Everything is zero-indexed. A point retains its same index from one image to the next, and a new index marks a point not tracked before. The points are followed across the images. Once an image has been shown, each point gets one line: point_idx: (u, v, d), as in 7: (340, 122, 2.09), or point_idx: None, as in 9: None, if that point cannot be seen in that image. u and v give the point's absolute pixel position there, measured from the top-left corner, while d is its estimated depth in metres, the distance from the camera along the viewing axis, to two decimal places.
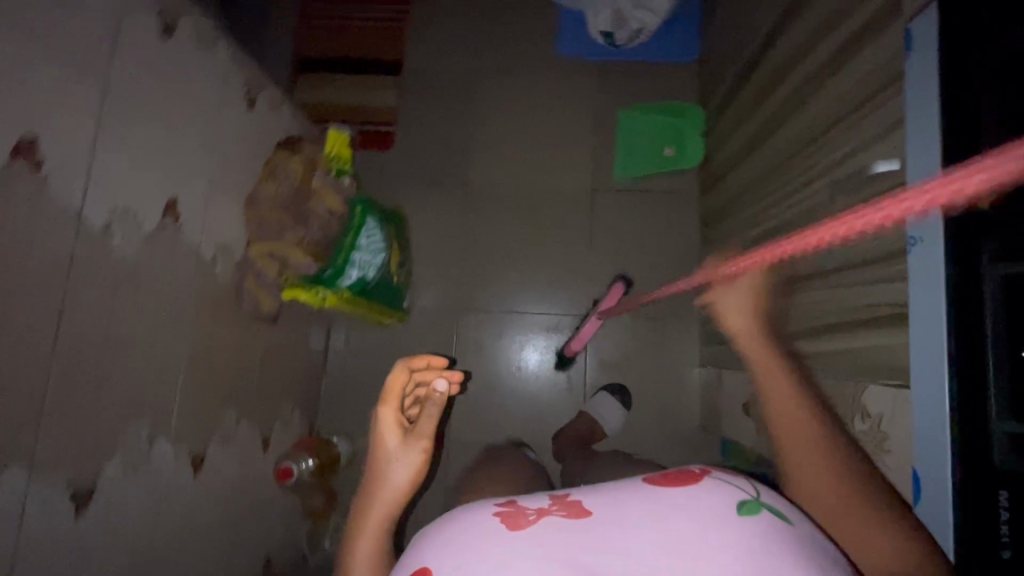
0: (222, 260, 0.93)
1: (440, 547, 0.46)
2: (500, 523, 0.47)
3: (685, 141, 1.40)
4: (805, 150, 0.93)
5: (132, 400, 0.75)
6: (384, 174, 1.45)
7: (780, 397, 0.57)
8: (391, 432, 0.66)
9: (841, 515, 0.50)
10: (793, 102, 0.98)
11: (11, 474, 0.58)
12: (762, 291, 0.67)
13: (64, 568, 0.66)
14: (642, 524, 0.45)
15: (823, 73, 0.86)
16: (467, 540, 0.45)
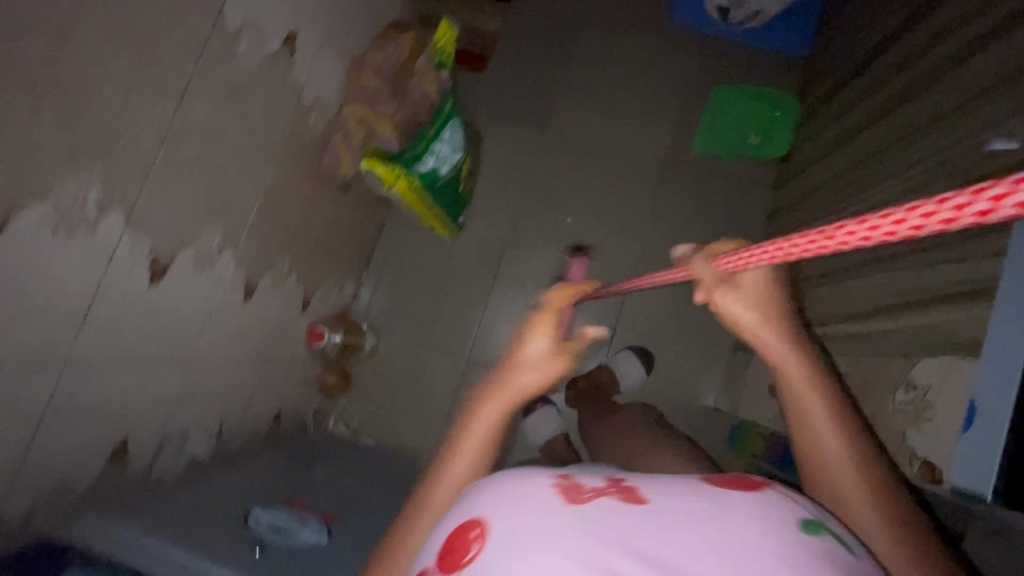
0: (318, 109, 0.96)
1: (494, 504, 0.42)
2: (555, 493, 0.42)
3: (774, 131, 1.40)
4: (904, 142, 0.91)
5: (215, 204, 0.79)
6: (470, 91, 1.47)
7: (811, 401, 0.53)
8: (539, 343, 0.58)
9: (840, 475, 0.52)
10: (902, 96, 0.97)
11: (113, 218, 0.63)
12: (773, 284, 0.56)
13: (129, 328, 0.71)
14: (698, 519, 0.40)
15: (945, 68, 0.86)
16: (518, 505, 0.41)
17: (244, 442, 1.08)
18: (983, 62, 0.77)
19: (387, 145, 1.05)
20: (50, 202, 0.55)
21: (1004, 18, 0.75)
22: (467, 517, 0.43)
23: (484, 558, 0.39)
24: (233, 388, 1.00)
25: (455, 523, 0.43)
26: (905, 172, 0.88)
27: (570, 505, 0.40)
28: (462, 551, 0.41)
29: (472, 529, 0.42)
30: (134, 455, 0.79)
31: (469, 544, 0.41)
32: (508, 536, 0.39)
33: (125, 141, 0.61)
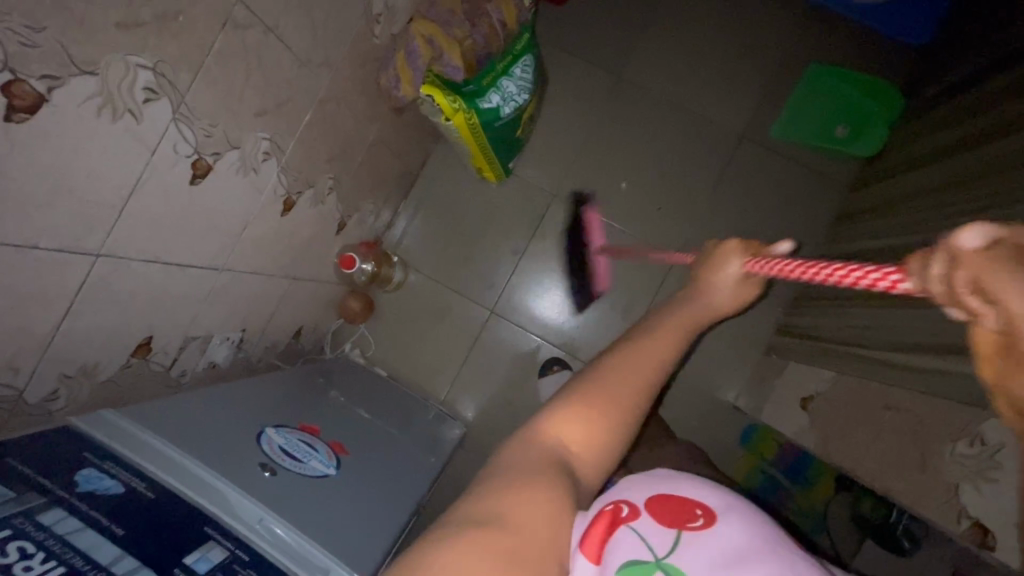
0: (385, 21, 0.88)
1: (746, 504, 0.45)
2: (801, 543, 0.47)
3: (865, 128, 1.28)
4: (1001, 171, 0.82)
5: (267, 108, 0.74)
6: (544, 26, 1.36)
7: None
8: (734, 273, 0.56)
9: None
10: (1014, 116, 0.85)
11: (161, 105, 0.58)
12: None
13: (166, 227, 0.68)
14: None
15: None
16: (775, 530, 0.45)
17: (261, 354, 1.08)
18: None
19: (452, 72, 0.96)
20: (98, 78, 0.50)
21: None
22: (696, 495, 0.44)
23: (719, 538, 0.41)
24: (260, 300, 0.98)
25: (680, 491, 0.45)
26: (998, 204, 0.79)
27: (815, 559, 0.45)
28: (685, 517, 0.43)
29: (699, 509, 0.43)
30: (156, 351, 0.78)
31: (696, 517, 0.42)
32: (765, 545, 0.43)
33: (184, 19, 0.55)
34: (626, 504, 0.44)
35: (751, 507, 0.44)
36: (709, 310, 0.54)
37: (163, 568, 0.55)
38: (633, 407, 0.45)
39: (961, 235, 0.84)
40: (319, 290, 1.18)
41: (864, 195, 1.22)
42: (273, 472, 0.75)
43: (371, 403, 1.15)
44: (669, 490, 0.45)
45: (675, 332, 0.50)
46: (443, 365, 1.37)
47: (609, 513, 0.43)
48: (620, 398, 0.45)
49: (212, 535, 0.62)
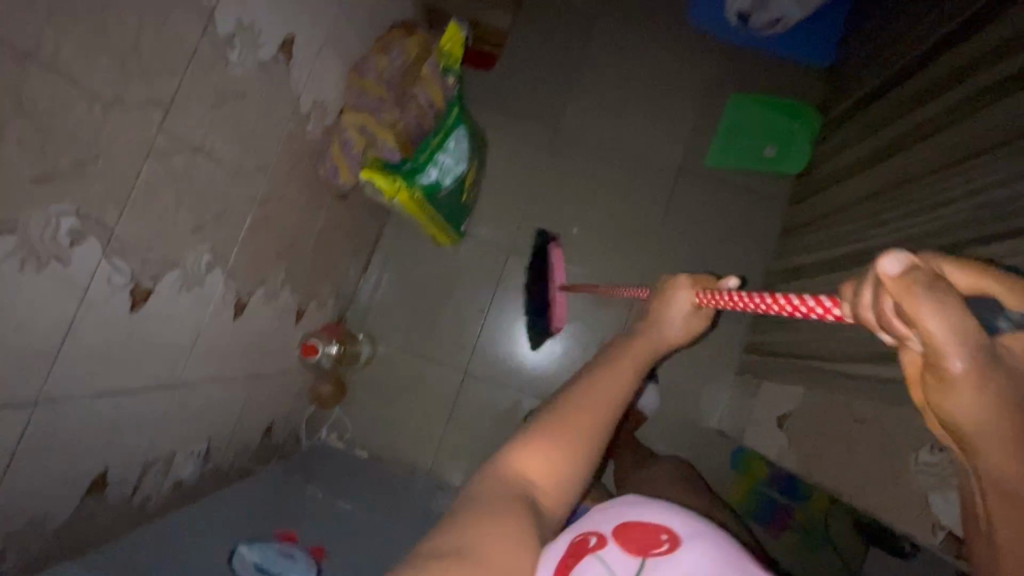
0: (315, 117, 0.90)
1: (707, 536, 0.51)
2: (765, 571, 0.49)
3: (791, 145, 1.35)
4: (927, 177, 0.86)
5: (203, 222, 0.74)
6: (477, 91, 1.42)
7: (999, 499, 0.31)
8: (680, 307, 0.63)
9: None
10: (929, 124, 0.91)
11: (88, 245, 0.58)
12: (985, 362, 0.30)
13: (108, 358, 0.66)
14: None
15: (990, 92, 0.80)
16: (739, 562, 0.49)
17: (233, 461, 1.04)
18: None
19: (388, 155, 0.98)
20: (18, 235, 0.50)
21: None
22: (666, 525, 0.52)
23: (672, 563, 0.48)
24: (222, 407, 0.95)
25: (648, 519, 0.53)
26: (932, 208, 0.83)
27: None
28: (648, 542, 0.50)
29: (662, 534, 0.51)
30: (112, 485, 0.75)
31: (657, 541, 0.50)
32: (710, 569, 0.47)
33: (103, 160, 0.56)
34: (596, 531, 0.53)
35: (713, 534, 0.51)
36: (655, 348, 0.59)
37: None
38: (595, 437, 0.49)
39: (902, 240, 0.88)
40: (285, 382, 1.15)
41: (801, 210, 1.28)
42: None
43: (351, 492, 1.11)
44: (637, 520, 0.53)
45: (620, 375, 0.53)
46: (425, 435, 1.35)
47: (578, 545, 0.52)
48: (576, 439, 0.48)
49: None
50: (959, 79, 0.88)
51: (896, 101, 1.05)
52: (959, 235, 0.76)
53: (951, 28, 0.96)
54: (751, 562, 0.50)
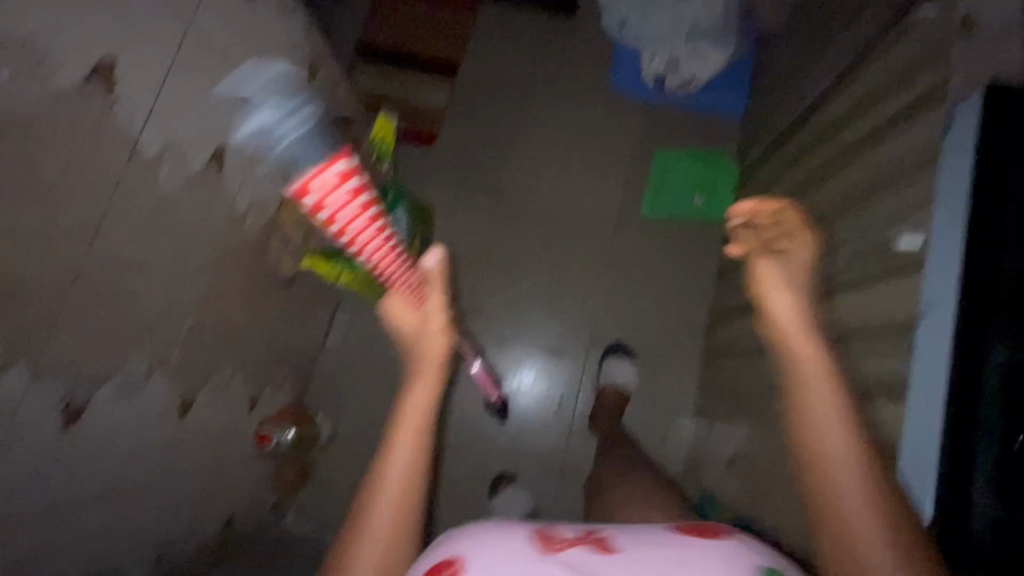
0: (253, 215, 0.96)
1: (475, 545, 0.51)
2: (534, 542, 0.52)
3: (716, 193, 1.45)
4: (829, 218, 0.93)
5: (140, 331, 0.77)
6: (422, 168, 1.51)
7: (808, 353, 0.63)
8: None
9: (837, 446, 0.57)
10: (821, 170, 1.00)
11: (17, 372, 0.59)
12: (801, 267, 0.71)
13: (44, 479, 0.66)
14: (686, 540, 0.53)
15: (860, 145, 0.89)
16: (497, 542, 0.51)
17: (190, 562, 1.02)
18: (891, 143, 0.79)
19: (327, 242, 1.03)
20: None
21: (912, 100, 0.76)
22: (445, 557, 0.51)
23: None
24: (175, 508, 0.95)
25: (434, 559, 0.52)
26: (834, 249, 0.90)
27: (542, 554, 0.50)
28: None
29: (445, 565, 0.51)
30: None
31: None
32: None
33: (29, 290, 0.59)
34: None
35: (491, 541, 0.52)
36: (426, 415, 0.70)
37: None
38: (416, 484, 0.65)
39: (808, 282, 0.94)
40: (247, 471, 1.15)
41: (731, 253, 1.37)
42: None
43: None
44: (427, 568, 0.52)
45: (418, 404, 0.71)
46: None
47: None
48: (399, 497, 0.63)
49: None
50: (835, 133, 0.98)
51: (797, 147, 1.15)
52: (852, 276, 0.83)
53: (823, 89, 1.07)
54: (516, 540, 0.52)
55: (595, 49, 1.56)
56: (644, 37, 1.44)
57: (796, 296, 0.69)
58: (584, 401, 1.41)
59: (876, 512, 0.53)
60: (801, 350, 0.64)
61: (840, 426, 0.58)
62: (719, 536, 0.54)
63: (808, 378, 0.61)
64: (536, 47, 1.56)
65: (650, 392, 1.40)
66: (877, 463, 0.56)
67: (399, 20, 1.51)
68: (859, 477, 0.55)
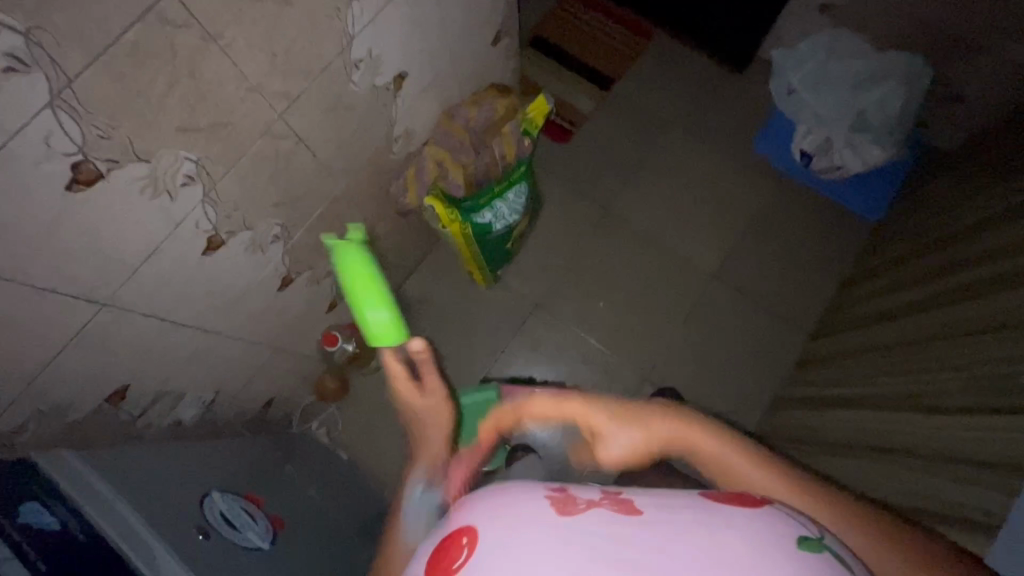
0: (402, 142, 1.03)
1: (495, 506, 0.46)
2: (551, 503, 0.45)
3: None
4: (929, 343, 0.90)
5: (284, 201, 0.85)
6: (547, 159, 1.56)
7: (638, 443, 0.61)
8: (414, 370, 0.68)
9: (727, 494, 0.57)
10: (944, 296, 0.95)
11: (194, 189, 0.68)
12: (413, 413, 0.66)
13: (172, 288, 0.75)
14: (743, 517, 0.45)
15: (999, 283, 0.84)
16: (518, 503, 0.46)
17: (228, 419, 1.10)
18: None
19: (454, 188, 1.10)
20: (149, 165, 0.61)
21: None
22: (466, 523, 0.45)
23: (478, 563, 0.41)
24: (239, 365, 1.03)
25: (445, 533, 0.46)
26: (927, 368, 0.86)
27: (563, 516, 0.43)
28: (450, 556, 0.44)
29: (462, 537, 0.45)
30: (129, 399, 0.82)
31: (458, 549, 0.44)
32: (505, 530, 0.43)
33: (230, 128, 0.67)
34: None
35: (528, 535, 0.42)
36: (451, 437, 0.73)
37: None
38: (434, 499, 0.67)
39: (889, 395, 0.91)
40: (301, 362, 1.23)
41: (815, 346, 1.31)
42: (207, 537, 0.70)
43: (323, 478, 1.13)
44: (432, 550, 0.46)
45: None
46: (408, 455, 1.38)
47: (451, 551, 0.44)
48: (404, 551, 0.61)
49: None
50: (984, 261, 0.91)
51: (922, 266, 1.10)
52: (951, 401, 0.77)
53: (982, 219, 1.00)
54: (546, 509, 0.44)
55: (750, 110, 1.58)
56: (804, 111, 1.40)
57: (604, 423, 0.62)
58: None
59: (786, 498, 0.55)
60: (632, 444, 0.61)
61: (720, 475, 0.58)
62: (756, 504, 0.48)
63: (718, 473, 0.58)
64: (690, 91, 1.60)
65: None
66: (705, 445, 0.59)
67: (572, 29, 1.63)
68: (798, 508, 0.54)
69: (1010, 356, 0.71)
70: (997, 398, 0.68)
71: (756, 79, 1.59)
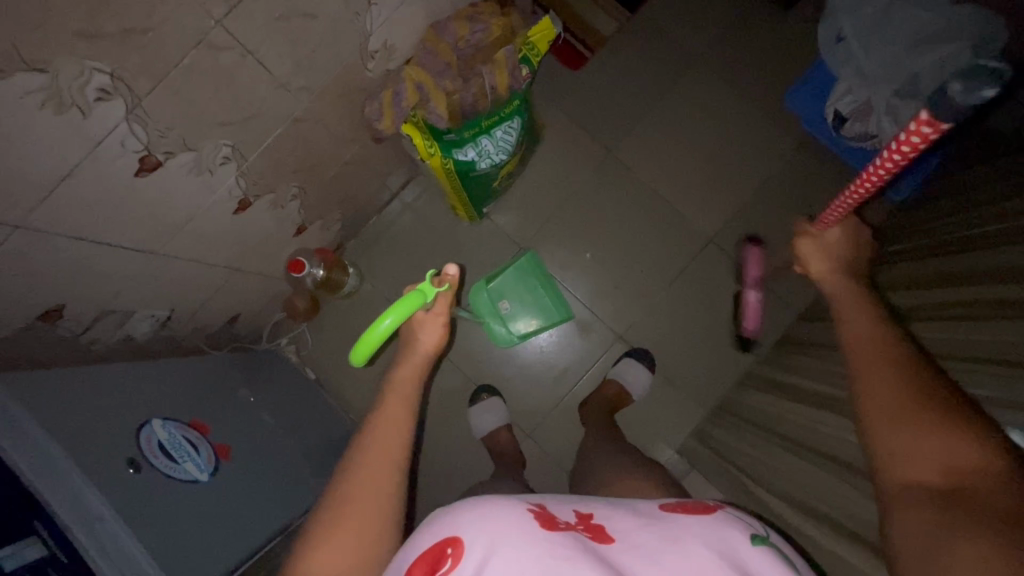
0: (379, 58, 0.90)
1: (476, 519, 0.47)
2: (534, 519, 0.48)
3: (519, 305, 1.35)
4: None
5: (233, 121, 0.75)
6: (554, 87, 1.41)
7: (850, 325, 0.70)
8: (441, 302, 0.80)
9: (877, 394, 0.59)
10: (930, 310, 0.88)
11: (114, 104, 0.59)
12: (413, 332, 0.81)
13: (100, 210, 0.69)
14: (698, 524, 0.52)
15: (976, 309, 0.76)
16: (502, 510, 0.48)
17: (187, 335, 1.08)
18: (1010, 326, 0.67)
19: (435, 120, 0.98)
20: (47, 76, 0.52)
21: None
22: (450, 530, 0.47)
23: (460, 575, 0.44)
24: (195, 286, 0.98)
25: (429, 541, 0.48)
26: None
27: (546, 532, 0.46)
28: (435, 562, 0.46)
29: (447, 546, 0.46)
30: (67, 318, 0.79)
31: (443, 559, 0.45)
32: (491, 539, 0.45)
33: (151, 36, 0.57)
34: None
35: (512, 546, 0.44)
36: (422, 363, 0.77)
37: None
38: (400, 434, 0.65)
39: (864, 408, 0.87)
40: (267, 283, 1.19)
41: (797, 324, 1.25)
42: (139, 470, 0.72)
43: (281, 406, 1.12)
44: (421, 554, 0.47)
45: (418, 360, 0.77)
46: (374, 382, 1.38)
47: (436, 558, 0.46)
48: (371, 492, 0.58)
49: (38, 532, 0.60)
50: (973, 281, 0.81)
51: (919, 267, 1.01)
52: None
53: (982, 228, 0.89)
54: (528, 522, 0.47)
55: (789, 56, 1.40)
56: (849, 66, 1.22)
57: (862, 313, 0.72)
58: (590, 376, 1.37)
59: (924, 417, 0.53)
60: (856, 324, 0.70)
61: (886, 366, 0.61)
62: (711, 511, 0.55)
63: (850, 326, 0.70)
64: (725, 25, 1.41)
65: (649, 408, 1.36)
66: (904, 362, 0.61)
67: None
68: (913, 420, 0.54)
69: (1002, 408, 0.63)
70: None
71: (802, 21, 1.40)
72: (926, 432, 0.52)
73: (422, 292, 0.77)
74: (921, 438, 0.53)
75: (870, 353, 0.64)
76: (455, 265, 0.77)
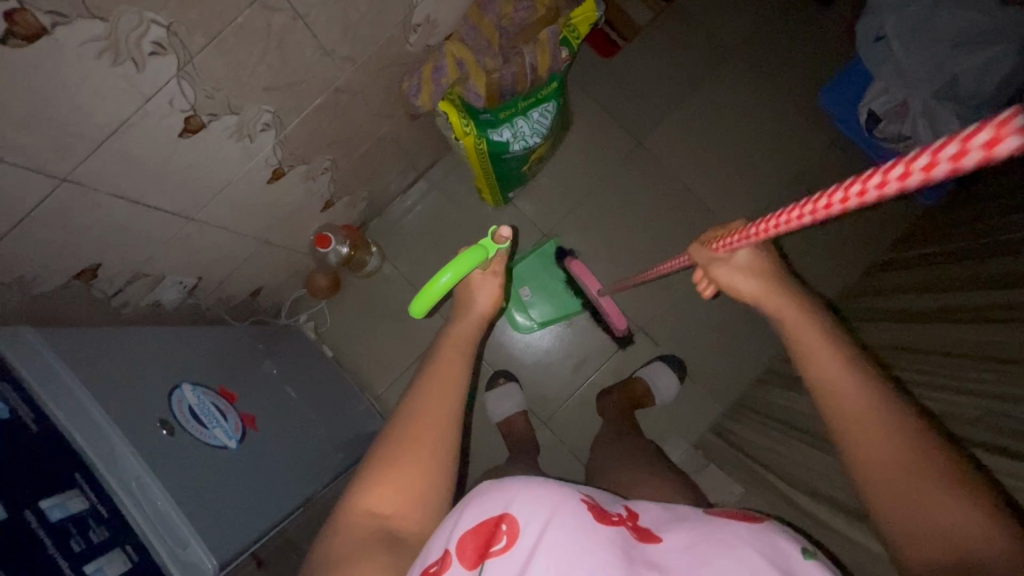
0: (422, 32, 0.89)
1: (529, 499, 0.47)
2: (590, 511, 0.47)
3: (541, 294, 1.36)
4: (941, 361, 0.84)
5: (277, 86, 0.75)
6: (585, 75, 1.40)
7: (820, 361, 0.56)
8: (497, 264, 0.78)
9: (878, 458, 0.49)
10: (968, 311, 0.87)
11: (167, 60, 0.58)
12: (467, 294, 0.79)
13: (142, 168, 0.68)
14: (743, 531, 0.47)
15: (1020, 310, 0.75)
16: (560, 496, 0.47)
17: (211, 305, 1.07)
18: None
19: (473, 98, 0.99)
20: (107, 24, 0.51)
21: None
22: (502, 507, 0.47)
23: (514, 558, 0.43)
24: (224, 255, 0.98)
25: (480, 513, 0.47)
26: (935, 386, 0.81)
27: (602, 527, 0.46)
28: (486, 539, 0.45)
29: (500, 522, 0.46)
30: (101, 278, 0.78)
31: (497, 534, 0.45)
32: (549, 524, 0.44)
33: None
34: (444, 552, 0.46)
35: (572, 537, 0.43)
36: (478, 324, 0.75)
37: (13, 505, 0.54)
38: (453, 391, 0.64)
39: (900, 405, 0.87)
40: (291, 257, 1.18)
41: None
42: (171, 432, 0.72)
43: (301, 381, 1.12)
44: (469, 527, 0.46)
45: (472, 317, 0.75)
46: (391, 363, 1.38)
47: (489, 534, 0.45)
48: (420, 455, 0.57)
49: (80, 485, 0.60)
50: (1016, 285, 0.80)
51: (955, 269, 1.00)
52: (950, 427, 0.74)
53: None
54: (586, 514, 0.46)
55: (824, 54, 1.38)
56: (888, 65, 1.20)
57: (825, 339, 0.58)
58: (609, 367, 1.37)
59: (941, 495, 0.46)
60: (823, 359, 0.56)
61: (882, 420, 0.50)
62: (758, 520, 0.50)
63: (818, 360, 0.57)
64: (761, 19, 1.39)
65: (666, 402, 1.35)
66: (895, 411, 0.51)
67: None
68: (933, 499, 0.46)
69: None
70: (999, 441, 0.64)
71: (840, 19, 1.38)
72: (950, 515, 0.45)
73: (484, 249, 0.75)
74: (939, 521, 0.45)
75: (859, 400, 0.52)
76: (509, 228, 0.75)
